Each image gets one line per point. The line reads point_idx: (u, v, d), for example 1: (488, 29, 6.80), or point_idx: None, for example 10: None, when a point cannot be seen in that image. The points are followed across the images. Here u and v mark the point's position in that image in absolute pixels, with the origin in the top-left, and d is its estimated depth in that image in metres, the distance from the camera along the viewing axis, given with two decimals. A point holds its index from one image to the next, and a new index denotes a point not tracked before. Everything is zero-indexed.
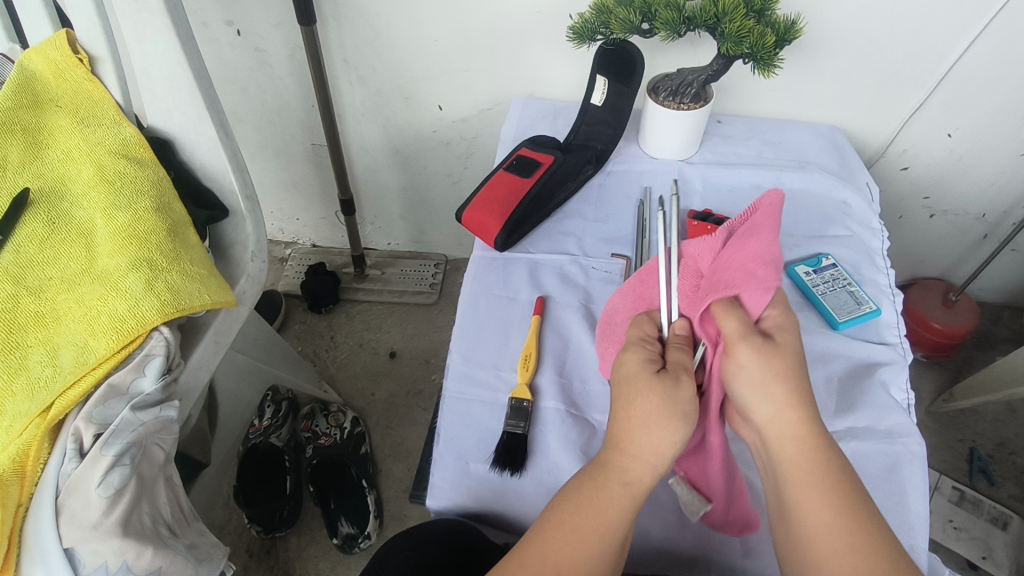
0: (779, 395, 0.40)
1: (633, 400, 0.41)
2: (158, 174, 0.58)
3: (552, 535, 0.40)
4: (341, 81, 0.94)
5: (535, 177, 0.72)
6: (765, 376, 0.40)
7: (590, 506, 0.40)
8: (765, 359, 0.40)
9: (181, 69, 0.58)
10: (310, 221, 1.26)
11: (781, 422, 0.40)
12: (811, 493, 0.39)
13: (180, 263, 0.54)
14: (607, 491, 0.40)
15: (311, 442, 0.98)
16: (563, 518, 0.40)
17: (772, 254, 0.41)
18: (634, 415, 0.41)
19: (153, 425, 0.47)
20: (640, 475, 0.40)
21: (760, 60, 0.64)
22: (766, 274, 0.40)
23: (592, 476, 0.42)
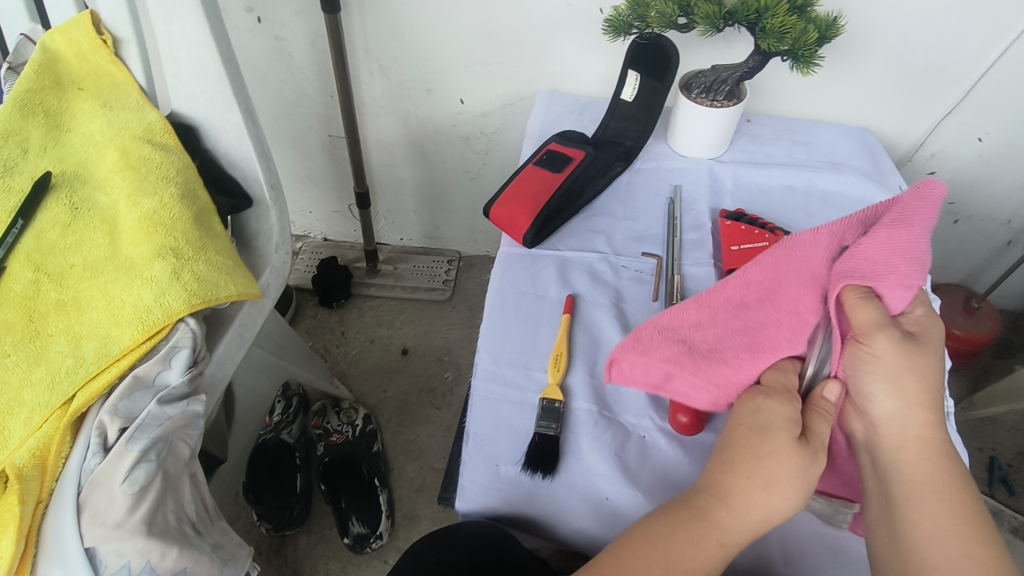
0: (910, 389, 0.38)
1: (759, 457, 0.38)
2: (183, 161, 0.56)
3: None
4: (362, 72, 0.92)
5: (566, 172, 0.70)
6: (903, 367, 0.38)
7: (681, 561, 0.37)
8: (907, 352, 0.39)
9: (210, 53, 0.57)
10: (322, 214, 1.24)
11: (904, 421, 0.38)
12: (926, 493, 0.37)
13: (206, 252, 0.52)
14: (703, 547, 0.38)
15: (323, 439, 0.97)
16: (648, 566, 0.38)
17: (920, 250, 0.39)
18: (758, 472, 0.38)
19: (180, 420, 0.45)
20: (740, 537, 0.38)
21: (800, 57, 0.63)
22: (910, 270, 0.38)
23: (689, 525, 0.38)
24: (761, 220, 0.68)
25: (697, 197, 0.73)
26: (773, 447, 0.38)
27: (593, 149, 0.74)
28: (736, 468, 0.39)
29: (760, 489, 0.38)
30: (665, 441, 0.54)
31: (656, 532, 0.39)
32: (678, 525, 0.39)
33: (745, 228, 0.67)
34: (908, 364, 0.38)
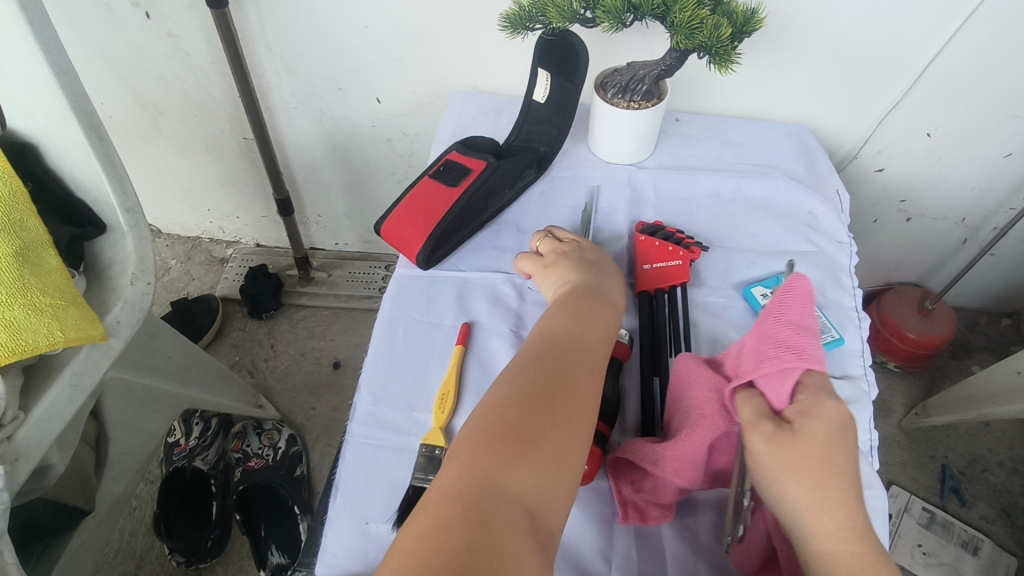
0: (810, 496, 0.40)
1: (599, 260, 0.58)
2: (11, 187, 0.49)
3: (581, 337, 0.48)
4: (267, 71, 0.85)
5: (463, 185, 0.64)
6: (789, 467, 0.40)
7: (598, 320, 0.51)
8: (784, 444, 0.41)
9: (37, 64, 0.50)
10: (251, 219, 1.17)
11: (812, 527, 0.39)
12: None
13: (28, 295, 0.46)
14: (605, 311, 0.52)
15: (240, 465, 0.92)
16: (582, 324, 0.50)
17: (792, 341, 0.43)
18: (598, 304, 0.52)
19: None
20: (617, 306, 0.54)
21: (715, 55, 0.56)
22: (778, 360, 0.43)
23: (588, 298, 0.53)
24: (677, 234, 0.63)
25: (613, 207, 0.68)
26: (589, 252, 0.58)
27: (499, 157, 0.68)
28: (591, 274, 0.56)
29: (606, 275, 0.57)
30: None
31: (574, 306, 0.51)
32: (585, 299, 0.53)
33: (660, 243, 0.61)
34: (802, 459, 0.40)
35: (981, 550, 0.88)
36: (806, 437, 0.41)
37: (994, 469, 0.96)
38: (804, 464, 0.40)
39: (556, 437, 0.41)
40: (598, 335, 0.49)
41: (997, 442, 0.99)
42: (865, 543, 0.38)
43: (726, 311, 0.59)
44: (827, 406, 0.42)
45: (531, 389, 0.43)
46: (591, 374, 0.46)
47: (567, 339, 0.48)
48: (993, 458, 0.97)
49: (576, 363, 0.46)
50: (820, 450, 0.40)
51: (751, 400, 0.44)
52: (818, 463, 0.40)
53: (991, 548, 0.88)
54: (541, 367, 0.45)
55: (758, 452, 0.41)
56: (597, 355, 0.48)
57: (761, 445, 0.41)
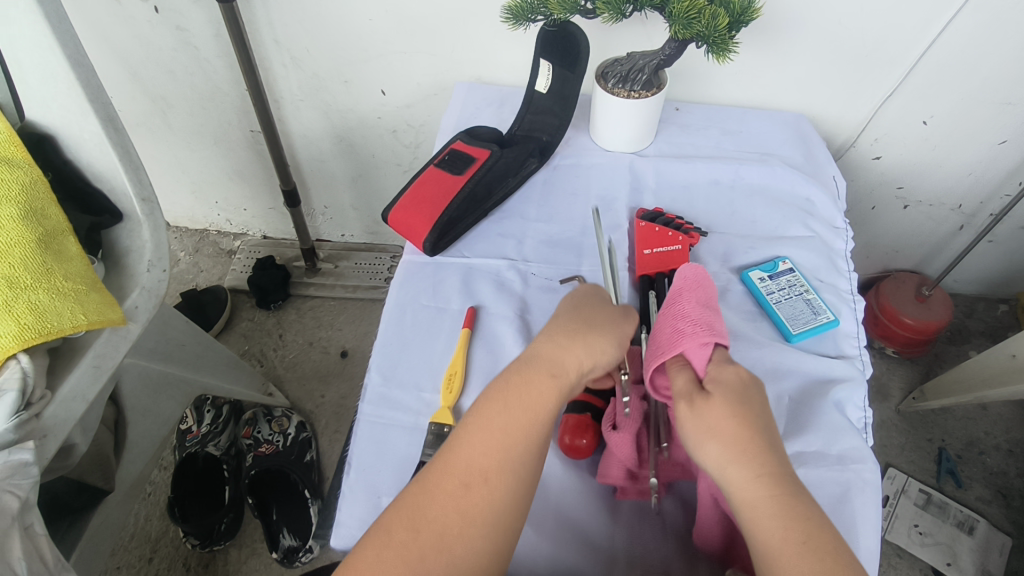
0: (723, 450, 0.39)
1: (576, 316, 0.48)
2: (30, 176, 0.51)
3: (516, 402, 0.42)
4: (274, 63, 0.86)
5: (469, 173, 0.65)
6: (706, 430, 0.40)
7: (519, 404, 0.42)
8: (699, 409, 0.41)
9: (54, 57, 0.51)
10: (257, 211, 1.19)
11: (731, 478, 0.38)
12: (783, 554, 0.36)
13: (51, 279, 0.48)
14: (536, 385, 0.43)
15: (251, 450, 0.94)
16: (491, 416, 0.42)
17: (697, 317, 0.46)
18: (559, 340, 0.46)
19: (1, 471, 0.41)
20: (567, 372, 0.44)
21: (713, 44, 0.58)
22: (694, 331, 0.44)
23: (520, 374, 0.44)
24: (678, 220, 0.64)
25: (614, 194, 0.69)
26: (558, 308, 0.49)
27: (504, 146, 0.70)
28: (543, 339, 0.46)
29: (567, 331, 0.46)
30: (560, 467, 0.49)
31: (493, 389, 0.43)
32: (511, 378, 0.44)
33: (660, 229, 0.63)
34: (714, 421, 0.40)
35: (977, 530, 0.90)
36: (719, 400, 0.40)
37: (991, 452, 0.98)
38: (719, 423, 0.39)
39: (455, 540, 0.37)
40: (537, 395, 0.43)
41: (993, 425, 1.00)
42: (785, 496, 0.37)
43: (725, 295, 0.60)
44: (731, 371, 0.42)
45: (399, 514, 0.39)
46: (475, 484, 0.39)
47: (464, 441, 0.41)
48: (990, 441, 0.99)
49: (499, 438, 0.41)
50: (733, 411, 0.40)
51: (681, 372, 0.44)
52: (730, 423, 0.39)
53: (986, 527, 0.90)
54: (420, 483, 0.40)
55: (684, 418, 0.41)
56: (496, 456, 0.40)
57: (684, 411, 0.41)
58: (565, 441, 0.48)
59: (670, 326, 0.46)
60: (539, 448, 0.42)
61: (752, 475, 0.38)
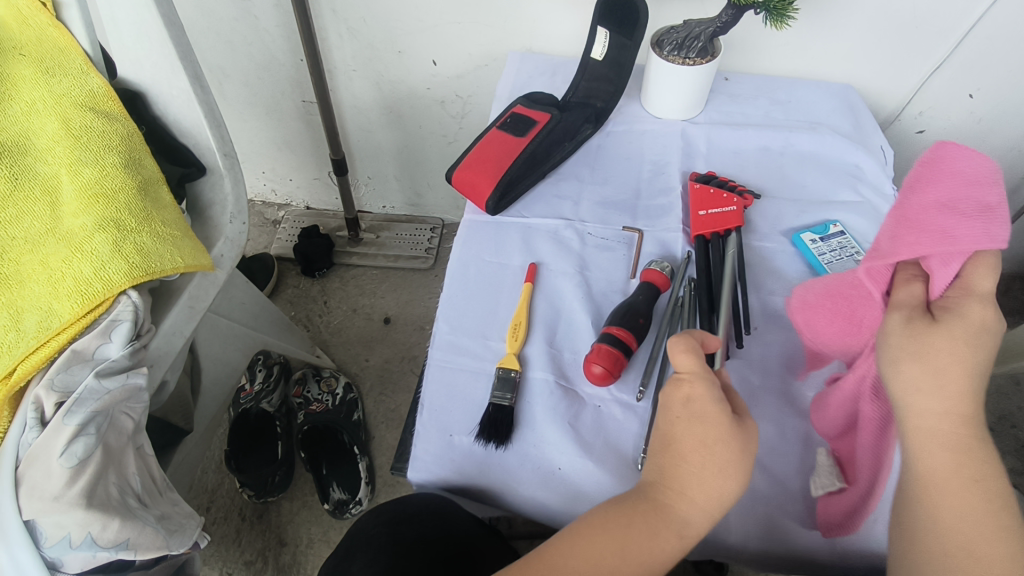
0: (925, 378, 0.36)
1: (704, 443, 0.39)
2: (128, 129, 0.55)
3: (641, 540, 0.38)
4: (330, 33, 0.89)
5: (530, 135, 0.69)
6: (912, 351, 0.37)
7: (637, 551, 0.38)
8: (916, 331, 0.37)
9: (149, 14, 0.54)
10: (303, 181, 1.22)
11: (915, 408, 0.36)
12: (946, 488, 0.34)
13: (151, 224, 0.51)
14: (660, 537, 0.38)
15: (303, 408, 0.97)
16: (604, 554, 0.38)
17: (953, 210, 0.38)
18: (710, 460, 0.39)
19: (120, 394, 0.44)
20: (696, 525, 0.39)
21: (772, 10, 0.59)
22: (935, 234, 0.38)
23: (639, 513, 0.39)
24: (730, 182, 0.67)
25: (667, 159, 0.71)
26: (688, 426, 0.40)
27: (562, 110, 0.73)
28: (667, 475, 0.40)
29: (703, 469, 0.39)
30: (620, 411, 0.53)
31: (615, 512, 0.40)
32: (628, 517, 0.39)
33: (714, 191, 0.65)
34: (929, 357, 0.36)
35: None
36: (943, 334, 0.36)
37: None
38: (944, 366, 0.36)
39: None
40: (661, 541, 0.38)
41: None
42: (978, 457, 0.34)
43: (777, 256, 0.63)
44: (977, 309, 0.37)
45: None
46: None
47: (572, 568, 0.39)
48: None
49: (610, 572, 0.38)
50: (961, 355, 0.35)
51: (909, 285, 0.40)
52: (958, 374, 0.35)
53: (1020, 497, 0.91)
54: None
55: (889, 334, 0.38)
56: None
57: (896, 323, 0.38)
58: (589, 366, 0.52)
59: (932, 193, 0.40)
60: None
61: (963, 420, 0.35)
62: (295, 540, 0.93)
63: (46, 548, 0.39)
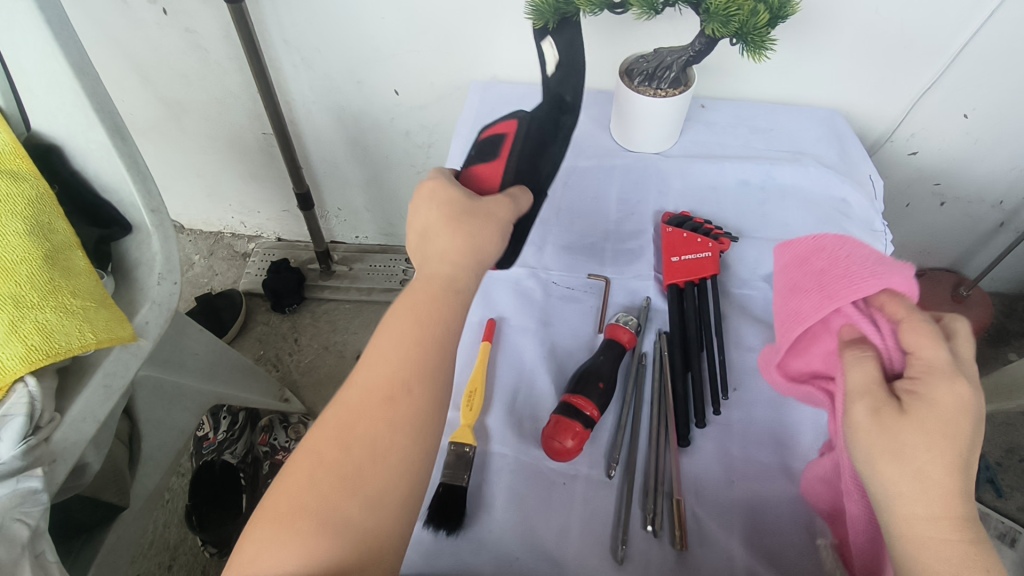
0: (903, 483, 0.33)
1: (455, 214, 0.43)
2: (37, 190, 0.50)
3: (428, 314, 0.40)
4: (284, 64, 0.84)
5: (503, 152, 0.50)
6: (889, 451, 0.33)
7: (422, 312, 0.40)
8: (882, 424, 0.34)
9: (59, 66, 0.50)
10: (271, 214, 1.18)
11: (899, 510, 0.33)
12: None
13: (59, 296, 0.46)
14: (440, 293, 0.41)
15: (269, 458, 0.94)
16: (396, 334, 0.39)
17: (858, 265, 0.40)
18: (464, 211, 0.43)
19: (10, 500, 0.40)
20: (463, 280, 0.42)
21: (749, 43, 0.54)
22: (846, 287, 0.40)
23: (421, 291, 0.41)
24: (706, 225, 0.61)
25: (639, 198, 0.66)
26: (437, 193, 0.44)
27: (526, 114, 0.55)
28: (432, 234, 0.43)
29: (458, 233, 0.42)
30: (585, 488, 0.48)
31: (405, 300, 0.41)
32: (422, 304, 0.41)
33: (688, 235, 0.60)
34: (910, 453, 0.33)
35: None
36: (921, 427, 0.33)
37: None
38: (924, 468, 0.32)
39: (348, 498, 0.35)
40: (444, 267, 0.42)
41: None
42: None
43: (757, 304, 0.58)
44: (943, 392, 0.33)
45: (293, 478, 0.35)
46: (399, 402, 0.37)
47: (372, 367, 0.38)
48: None
49: (415, 330, 0.39)
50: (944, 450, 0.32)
51: (859, 363, 0.37)
52: (940, 468, 0.32)
53: None
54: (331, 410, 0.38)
55: (855, 423, 0.35)
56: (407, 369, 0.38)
57: (862, 418, 0.35)
58: (551, 445, 0.47)
59: (817, 261, 0.43)
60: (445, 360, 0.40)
61: (956, 523, 0.31)
62: None
63: None
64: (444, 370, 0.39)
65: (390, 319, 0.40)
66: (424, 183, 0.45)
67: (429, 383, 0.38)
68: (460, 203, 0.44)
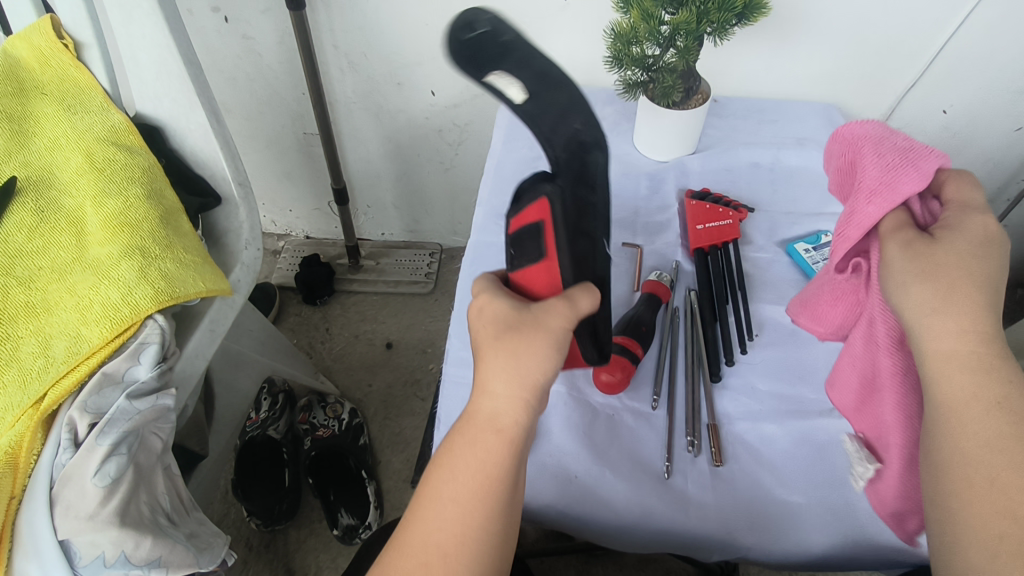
0: (928, 296, 0.39)
1: (502, 336, 0.39)
2: (149, 162, 0.57)
3: (473, 459, 0.38)
4: (332, 68, 0.92)
5: (552, 251, 0.41)
6: (919, 272, 0.40)
7: (470, 463, 0.38)
8: (912, 252, 0.41)
9: (170, 54, 0.57)
10: (302, 212, 1.25)
11: (930, 329, 0.38)
12: (961, 406, 0.35)
13: (174, 251, 0.53)
14: (484, 438, 0.38)
15: (309, 434, 0.97)
16: (443, 487, 0.38)
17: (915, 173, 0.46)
18: (516, 344, 0.39)
19: (150, 414, 0.46)
20: (509, 416, 0.38)
21: (750, 16, 0.61)
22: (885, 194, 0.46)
23: (464, 432, 0.39)
24: (724, 199, 0.70)
25: (663, 176, 0.75)
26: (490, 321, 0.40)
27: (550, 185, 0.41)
28: (480, 359, 0.40)
29: (513, 356, 0.39)
30: (632, 419, 0.55)
31: (454, 435, 0.39)
32: (470, 441, 0.39)
33: (710, 207, 0.68)
34: (944, 279, 0.39)
35: None
36: (945, 251, 0.40)
37: None
38: (950, 281, 0.38)
39: None
40: (494, 423, 0.38)
41: None
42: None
43: (771, 265, 0.66)
44: (975, 220, 0.42)
45: None
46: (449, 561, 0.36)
47: (427, 522, 0.38)
48: None
49: (475, 460, 0.38)
50: (970, 270, 0.38)
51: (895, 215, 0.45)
52: (955, 277, 0.38)
53: None
54: (386, 559, 0.38)
55: (890, 257, 0.42)
56: (458, 526, 0.37)
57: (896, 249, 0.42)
58: (604, 379, 0.54)
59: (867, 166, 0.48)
60: (502, 508, 0.38)
61: (978, 338, 0.37)
62: (303, 568, 0.92)
63: (80, 567, 0.41)
64: (490, 520, 0.37)
65: (442, 452, 0.39)
66: (475, 299, 0.43)
67: (486, 526, 0.37)
68: (510, 316, 0.40)
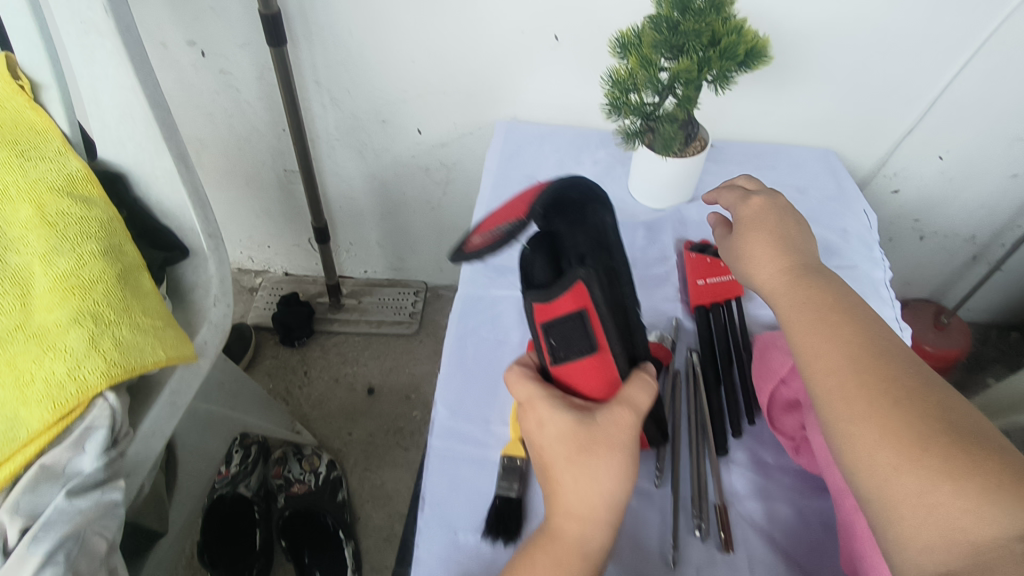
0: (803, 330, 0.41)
1: (581, 446, 0.40)
2: (107, 215, 0.52)
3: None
4: (314, 104, 0.88)
5: (602, 343, 0.42)
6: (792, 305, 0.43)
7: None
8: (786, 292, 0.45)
9: (135, 96, 0.52)
10: (281, 249, 1.19)
11: (810, 359, 0.40)
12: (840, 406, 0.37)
13: (132, 314, 0.47)
14: (567, 557, 0.38)
15: (283, 490, 0.92)
16: None
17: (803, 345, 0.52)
18: (593, 457, 0.40)
19: (93, 512, 0.41)
20: (593, 536, 0.39)
21: (751, 62, 0.58)
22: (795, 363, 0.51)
23: (547, 549, 0.39)
24: None
25: (660, 225, 0.72)
26: (558, 432, 0.41)
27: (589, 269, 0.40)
28: (559, 470, 0.41)
29: (595, 469, 0.40)
30: (634, 499, 0.50)
31: (534, 546, 0.39)
32: (550, 557, 0.39)
33: (711, 260, 0.65)
34: (817, 316, 0.41)
35: None
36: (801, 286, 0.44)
37: None
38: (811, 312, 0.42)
39: None
40: (576, 539, 0.39)
41: None
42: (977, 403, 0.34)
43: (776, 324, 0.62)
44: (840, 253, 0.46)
45: None
46: None
47: None
48: None
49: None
50: (818, 292, 0.42)
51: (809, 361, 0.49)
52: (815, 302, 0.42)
53: None
54: None
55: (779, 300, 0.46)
56: None
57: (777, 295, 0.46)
58: None
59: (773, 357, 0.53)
60: None
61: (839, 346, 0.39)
62: None
63: None
64: None
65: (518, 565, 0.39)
66: (535, 411, 0.43)
67: None
68: (579, 429, 0.41)
